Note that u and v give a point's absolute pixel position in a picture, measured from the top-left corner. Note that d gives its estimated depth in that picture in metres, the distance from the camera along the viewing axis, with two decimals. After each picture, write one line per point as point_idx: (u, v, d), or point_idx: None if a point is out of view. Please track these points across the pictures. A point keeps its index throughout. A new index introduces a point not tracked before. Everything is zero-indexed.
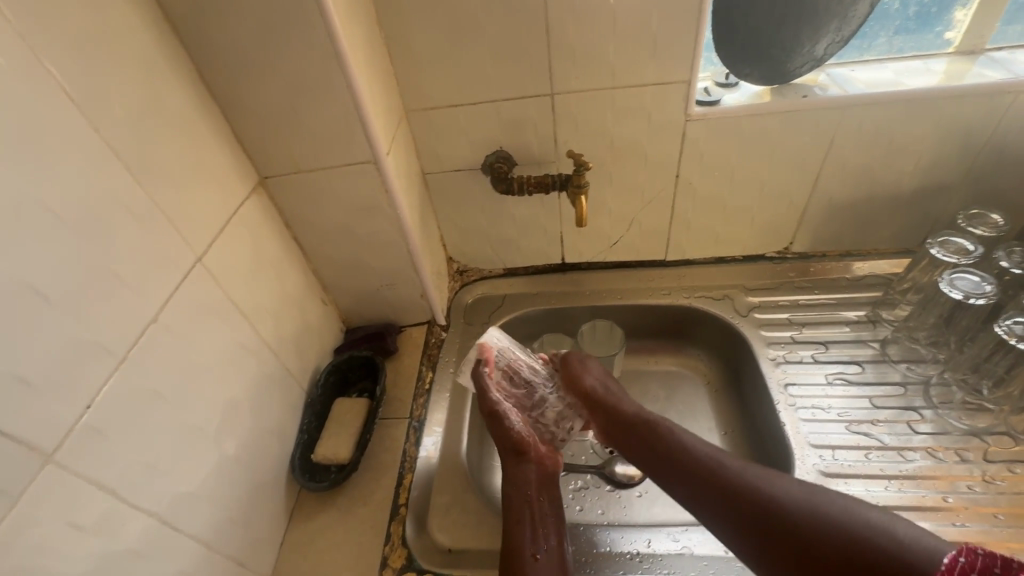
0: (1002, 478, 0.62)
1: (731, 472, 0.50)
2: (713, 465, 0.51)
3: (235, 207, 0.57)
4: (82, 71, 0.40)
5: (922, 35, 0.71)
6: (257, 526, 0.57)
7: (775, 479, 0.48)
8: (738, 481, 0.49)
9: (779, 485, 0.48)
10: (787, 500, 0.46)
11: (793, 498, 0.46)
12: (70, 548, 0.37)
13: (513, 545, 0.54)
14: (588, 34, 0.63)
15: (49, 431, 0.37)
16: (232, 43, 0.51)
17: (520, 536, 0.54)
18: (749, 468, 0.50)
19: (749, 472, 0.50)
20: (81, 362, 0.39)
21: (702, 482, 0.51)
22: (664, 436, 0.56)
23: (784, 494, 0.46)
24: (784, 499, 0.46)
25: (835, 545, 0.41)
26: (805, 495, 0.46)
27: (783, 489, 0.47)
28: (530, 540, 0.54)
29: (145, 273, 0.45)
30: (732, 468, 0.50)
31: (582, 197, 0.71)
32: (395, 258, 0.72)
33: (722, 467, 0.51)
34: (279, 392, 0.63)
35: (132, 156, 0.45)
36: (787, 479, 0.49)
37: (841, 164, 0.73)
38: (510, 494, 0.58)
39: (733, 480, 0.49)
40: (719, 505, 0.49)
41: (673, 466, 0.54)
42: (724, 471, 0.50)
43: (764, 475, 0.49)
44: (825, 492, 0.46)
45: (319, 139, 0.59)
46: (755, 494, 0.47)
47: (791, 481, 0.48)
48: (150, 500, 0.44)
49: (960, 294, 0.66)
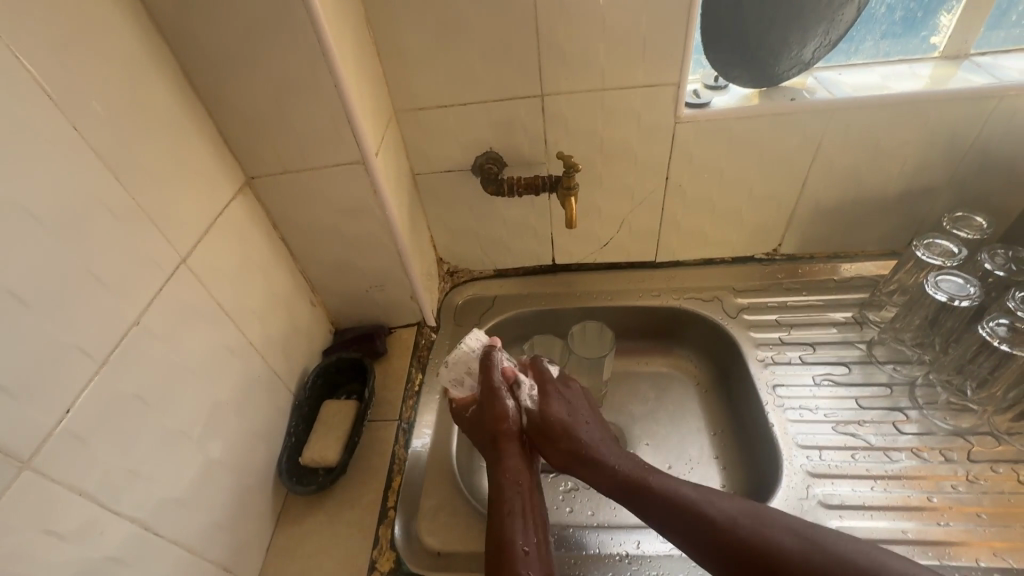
0: (985, 478, 0.63)
1: (723, 520, 0.50)
2: (703, 512, 0.51)
3: (221, 208, 0.57)
4: (63, 69, 0.39)
5: (907, 39, 0.72)
6: (243, 530, 0.57)
7: (769, 523, 0.49)
8: (733, 530, 0.49)
9: (773, 531, 0.48)
10: (787, 549, 0.46)
11: (794, 548, 0.46)
12: (47, 557, 0.37)
13: (504, 536, 0.53)
14: (578, 36, 0.62)
15: (26, 437, 0.36)
16: (217, 42, 0.50)
17: (513, 527, 0.54)
18: (738, 512, 0.50)
19: (739, 516, 0.50)
20: (60, 365, 0.38)
21: (696, 530, 0.50)
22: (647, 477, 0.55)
23: (783, 544, 0.47)
24: (785, 549, 0.46)
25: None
26: (802, 541, 0.46)
27: (780, 537, 0.47)
28: (522, 533, 0.54)
29: (127, 275, 0.44)
30: (726, 515, 0.50)
31: (572, 198, 0.71)
32: (384, 259, 0.72)
33: (714, 514, 0.50)
34: (266, 394, 0.63)
35: (113, 156, 0.44)
36: (775, 520, 0.49)
37: (829, 167, 0.74)
38: (500, 484, 0.58)
39: (728, 530, 0.49)
40: (717, 556, 0.49)
41: (660, 510, 0.53)
42: (716, 517, 0.50)
43: (754, 519, 0.49)
44: (816, 531, 0.47)
45: (306, 139, 0.58)
46: (755, 546, 0.47)
47: (782, 524, 0.48)
48: (132, 506, 0.43)
49: (945, 296, 0.67)
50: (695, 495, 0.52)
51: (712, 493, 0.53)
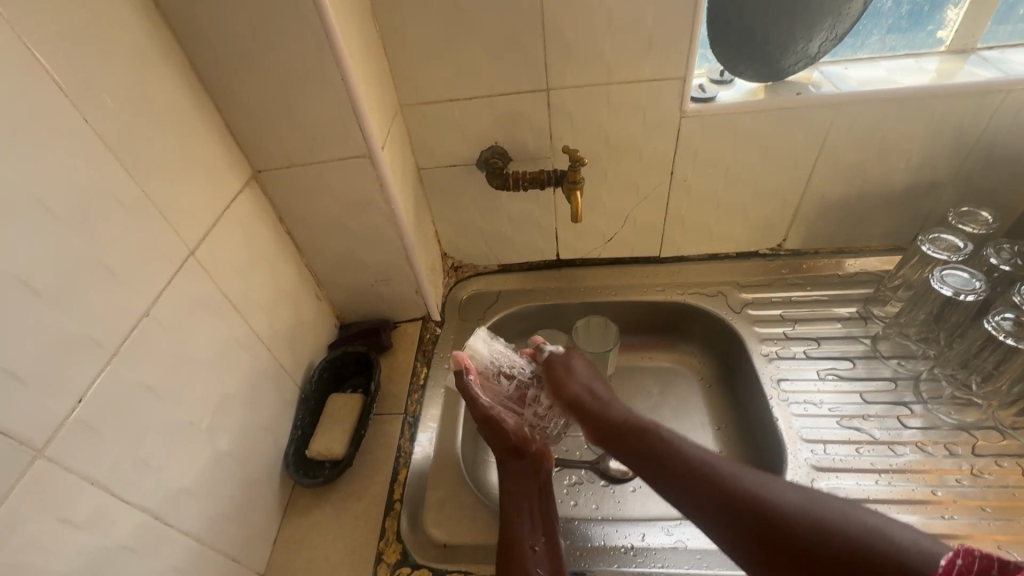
0: (990, 472, 0.63)
1: (724, 474, 0.47)
2: (704, 465, 0.48)
3: (227, 200, 0.57)
4: (74, 61, 0.40)
5: (914, 34, 0.72)
6: (251, 522, 0.57)
7: (774, 483, 0.45)
8: (730, 481, 0.46)
9: (773, 486, 0.44)
10: (781, 501, 0.43)
11: (789, 500, 0.43)
12: (60, 545, 0.37)
13: (511, 535, 0.55)
14: (584, 30, 0.62)
15: (39, 427, 0.36)
16: (224, 34, 0.50)
17: (519, 528, 0.56)
18: (739, 469, 0.47)
19: (741, 472, 0.47)
20: (71, 355, 0.39)
21: (692, 483, 0.48)
22: (653, 436, 0.54)
23: (778, 495, 0.43)
24: (780, 501, 0.43)
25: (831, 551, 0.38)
26: (804, 497, 0.43)
27: (780, 490, 0.44)
28: (528, 532, 0.56)
29: (137, 267, 0.45)
30: (729, 473, 0.47)
31: (578, 192, 0.71)
32: (389, 253, 0.72)
33: (717, 470, 0.47)
34: (273, 387, 0.63)
35: (123, 148, 0.44)
36: (782, 482, 0.45)
37: (834, 162, 0.74)
38: (509, 490, 0.60)
39: (726, 482, 0.46)
40: (710, 508, 0.46)
41: (660, 467, 0.51)
42: (716, 471, 0.47)
43: (758, 476, 0.46)
44: (822, 494, 0.43)
45: (313, 132, 0.58)
46: (749, 497, 0.44)
47: (789, 484, 0.44)
48: (143, 496, 0.44)
49: (950, 290, 0.67)
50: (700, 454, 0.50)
51: (721, 456, 0.50)
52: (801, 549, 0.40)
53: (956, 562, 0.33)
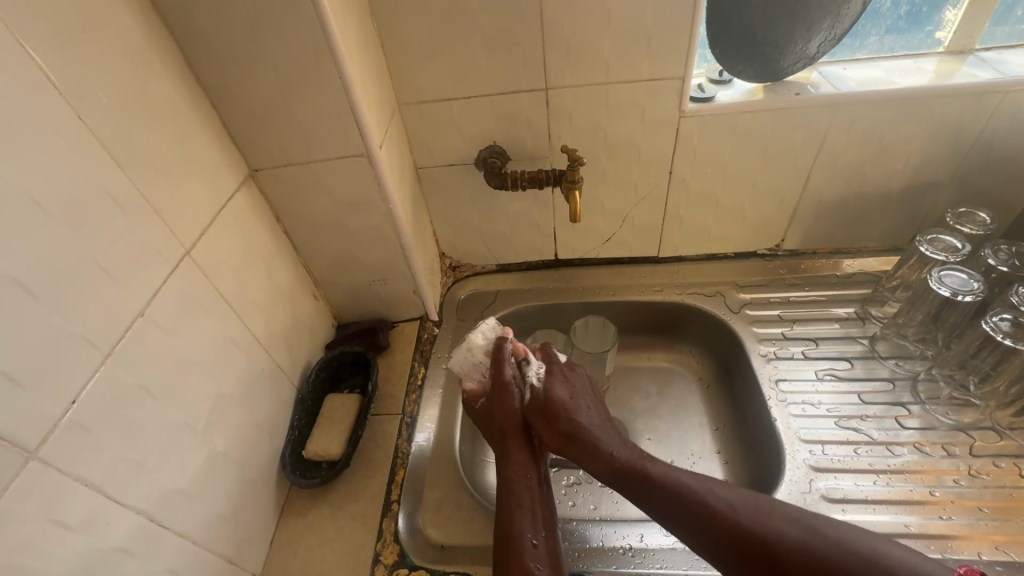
0: (987, 472, 0.63)
1: (721, 508, 0.48)
2: (700, 501, 0.49)
3: (224, 200, 0.57)
4: (69, 58, 0.39)
5: (912, 34, 0.72)
6: (247, 523, 0.57)
7: (769, 513, 0.47)
8: (728, 513, 0.48)
9: (769, 518, 0.47)
10: (781, 536, 0.45)
11: (792, 537, 0.45)
12: (54, 547, 0.37)
13: (513, 530, 0.53)
14: (583, 29, 0.62)
15: (33, 428, 0.36)
16: (221, 32, 0.50)
17: (520, 523, 0.54)
18: (734, 500, 0.49)
19: (737, 502, 0.49)
20: (66, 355, 0.38)
21: (692, 519, 0.49)
22: (641, 465, 0.54)
23: (777, 530, 0.46)
24: (780, 536, 0.45)
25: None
26: (800, 530, 0.45)
27: (778, 524, 0.46)
28: (530, 526, 0.54)
29: (133, 266, 0.44)
30: (725, 504, 0.49)
31: (576, 192, 0.71)
32: (387, 253, 0.72)
33: (712, 501, 0.49)
34: (269, 387, 0.63)
35: (119, 147, 0.44)
36: (775, 508, 0.48)
37: (832, 162, 0.74)
38: (509, 477, 0.58)
39: (725, 518, 0.48)
40: (717, 546, 0.48)
41: (658, 501, 0.52)
42: (712, 506, 0.49)
43: (754, 507, 0.48)
44: (815, 518, 0.46)
45: (310, 130, 0.58)
46: (749, 532, 0.46)
47: (783, 513, 0.47)
48: (138, 498, 0.43)
49: (948, 291, 0.67)
50: (692, 484, 0.51)
51: (713, 482, 0.51)
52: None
53: None
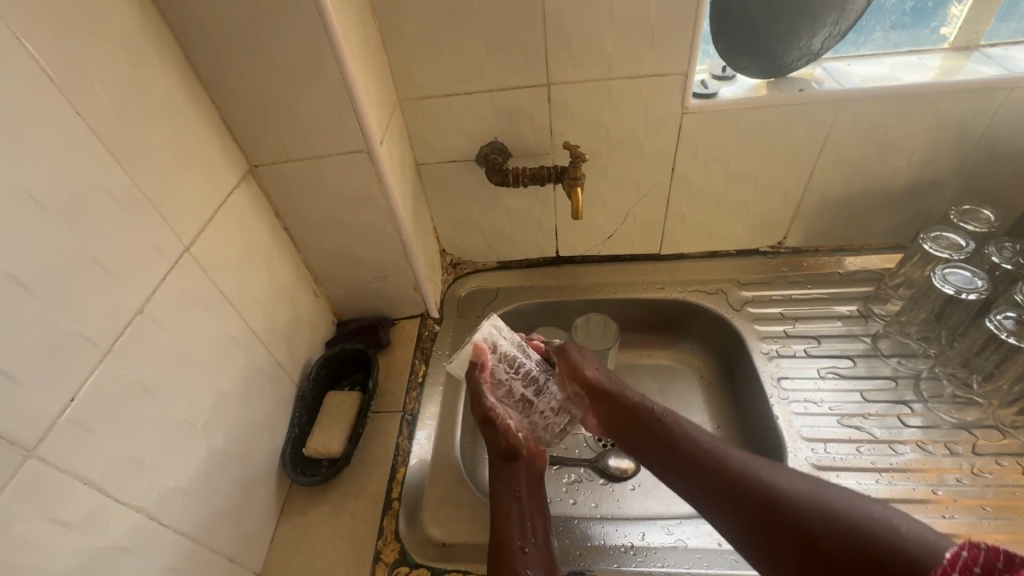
0: (990, 471, 0.63)
1: (732, 464, 0.49)
2: (714, 457, 0.51)
3: (224, 195, 0.56)
4: (66, 53, 0.39)
5: (917, 30, 0.71)
6: (248, 521, 0.56)
7: (781, 473, 0.47)
8: (742, 470, 0.48)
9: (777, 473, 0.47)
10: (784, 489, 0.45)
11: (798, 490, 0.45)
12: (54, 546, 0.36)
13: (501, 537, 0.53)
14: (586, 24, 0.62)
15: (31, 426, 0.35)
16: (219, 26, 0.49)
17: (508, 529, 0.54)
18: (748, 459, 0.50)
19: (753, 463, 0.49)
20: (66, 353, 0.38)
21: (704, 473, 0.50)
22: (666, 428, 0.55)
23: (781, 481, 0.46)
24: (784, 488, 0.45)
25: (831, 536, 0.40)
26: (810, 486, 0.45)
27: (788, 480, 0.46)
28: (518, 533, 0.54)
29: (131, 263, 0.44)
30: (740, 462, 0.49)
31: (578, 188, 0.70)
32: (388, 250, 0.71)
33: (728, 460, 0.50)
34: (270, 384, 0.62)
35: (116, 142, 0.43)
36: (794, 474, 0.47)
37: (835, 159, 0.73)
38: (498, 489, 0.57)
39: (735, 471, 0.48)
40: (721, 497, 0.48)
41: (675, 459, 0.53)
42: (727, 462, 0.50)
43: (767, 467, 0.48)
44: (831, 485, 0.45)
45: (310, 126, 0.57)
46: (754, 483, 0.47)
47: (797, 475, 0.46)
48: (137, 496, 0.43)
49: (952, 289, 0.67)
50: (713, 445, 0.52)
51: (735, 449, 0.52)
52: (807, 535, 0.41)
53: (963, 555, 0.33)
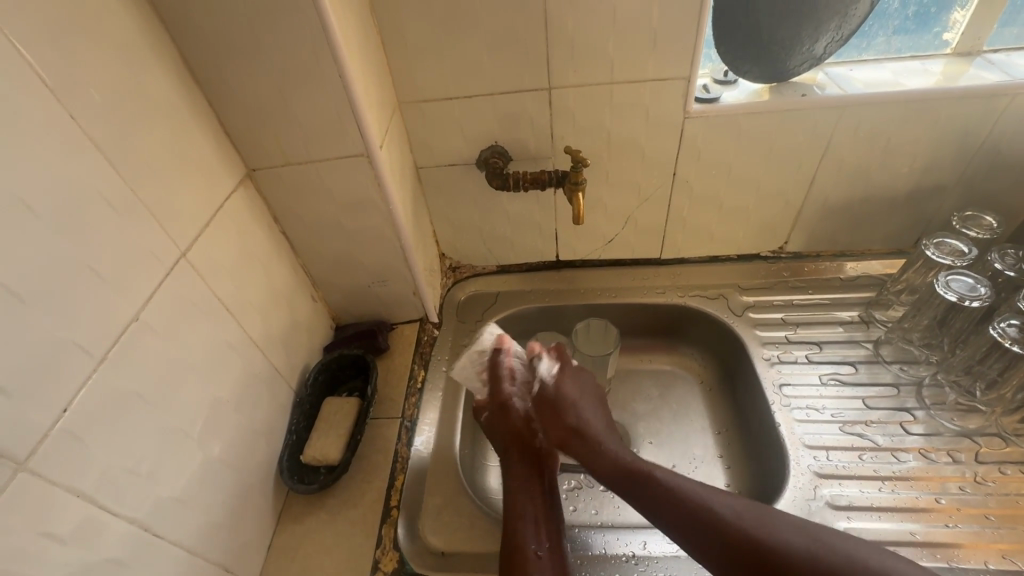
0: (993, 479, 0.63)
1: (729, 520, 0.47)
2: (712, 512, 0.48)
3: (221, 200, 0.55)
4: (61, 56, 0.38)
5: (920, 36, 0.71)
6: (244, 529, 0.56)
7: (777, 525, 0.46)
8: (738, 525, 0.47)
9: (776, 529, 0.46)
10: (793, 551, 0.44)
11: (801, 548, 0.44)
12: (46, 559, 0.36)
13: (517, 539, 0.53)
14: (587, 28, 0.61)
15: (23, 437, 0.35)
16: (217, 29, 0.48)
17: (523, 536, 0.53)
18: (741, 511, 0.48)
19: (744, 513, 0.48)
20: (59, 362, 0.37)
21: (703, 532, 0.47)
22: (648, 472, 0.53)
23: (788, 541, 0.45)
24: (793, 550, 0.44)
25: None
26: (809, 541, 0.45)
27: (786, 535, 0.45)
28: (534, 537, 0.53)
29: (127, 270, 0.43)
30: (734, 514, 0.47)
31: (580, 193, 0.70)
32: (387, 254, 0.71)
33: (719, 511, 0.48)
34: (267, 390, 0.61)
35: (112, 147, 0.42)
36: (784, 523, 0.47)
37: (837, 165, 0.73)
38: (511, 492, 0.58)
39: (737, 529, 0.46)
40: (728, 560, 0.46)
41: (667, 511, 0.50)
42: (721, 516, 0.47)
43: (761, 518, 0.47)
44: (830, 536, 0.45)
45: (309, 130, 0.57)
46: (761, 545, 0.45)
47: (790, 526, 0.46)
48: (131, 507, 0.42)
49: (954, 296, 0.66)
50: (701, 496, 0.49)
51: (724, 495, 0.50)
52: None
53: None
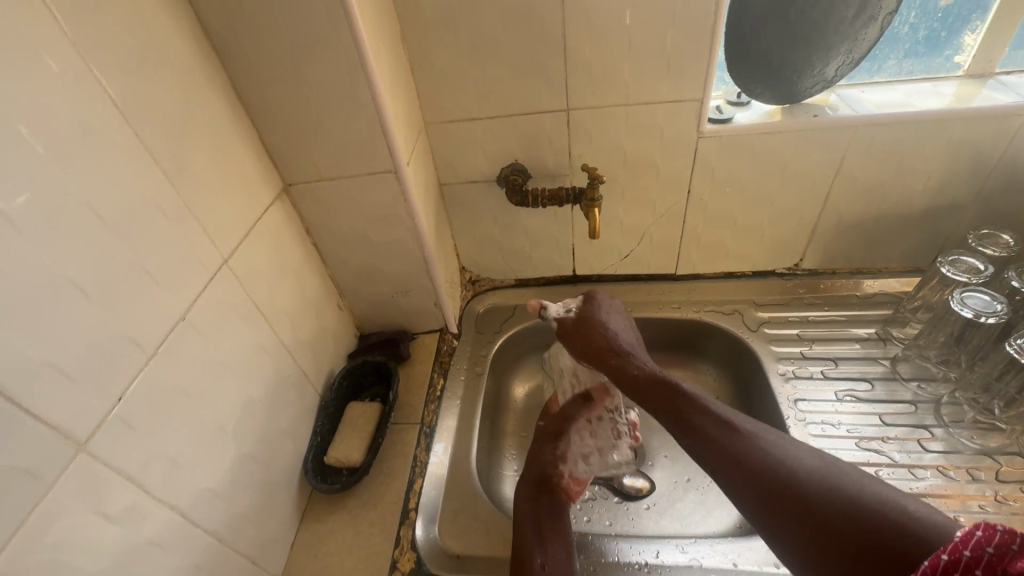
0: (1015, 499, 0.61)
1: (750, 437, 0.47)
2: (730, 425, 0.49)
3: (261, 212, 0.60)
4: (126, 79, 0.42)
5: (931, 58, 0.72)
6: (269, 524, 0.58)
7: (791, 447, 0.46)
8: (752, 443, 0.47)
9: (793, 453, 0.45)
10: (797, 464, 0.44)
11: (808, 465, 0.44)
12: (97, 537, 0.38)
13: (523, 549, 0.55)
14: (604, 53, 0.65)
15: (83, 421, 0.38)
16: (261, 55, 0.53)
17: (528, 537, 0.57)
18: (762, 433, 0.48)
19: (763, 434, 0.48)
20: (112, 355, 0.40)
21: (723, 452, 0.47)
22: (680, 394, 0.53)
23: (801, 464, 0.44)
24: (802, 467, 0.44)
25: (847, 531, 0.38)
26: (819, 463, 0.44)
27: (797, 455, 0.45)
28: (540, 549, 0.56)
29: (176, 274, 0.47)
30: (750, 429, 0.48)
31: (596, 209, 0.73)
32: (411, 266, 0.74)
33: (738, 428, 0.49)
34: (295, 392, 0.64)
35: (167, 159, 0.46)
36: (800, 448, 0.46)
37: (851, 183, 0.74)
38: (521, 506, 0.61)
39: (752, 443, 0.47)
40: (743, 484, 0.44)
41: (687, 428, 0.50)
42: (744, 439, 0.47)
43: (777, 441, 0.47)
44: (848, 469, 0.43)
45: (341, 149, 0.61)
46: (773, 467, 0.44)
47: (807, 452, 0.46)
48: (171, 494, 0.45)
49: (970, 312, 0.67)
50: (727, 419, 0.49)
51: (761, 427, 0.49)
52: (822, 526, 0.39)
53: (976, 534, 0.30)
